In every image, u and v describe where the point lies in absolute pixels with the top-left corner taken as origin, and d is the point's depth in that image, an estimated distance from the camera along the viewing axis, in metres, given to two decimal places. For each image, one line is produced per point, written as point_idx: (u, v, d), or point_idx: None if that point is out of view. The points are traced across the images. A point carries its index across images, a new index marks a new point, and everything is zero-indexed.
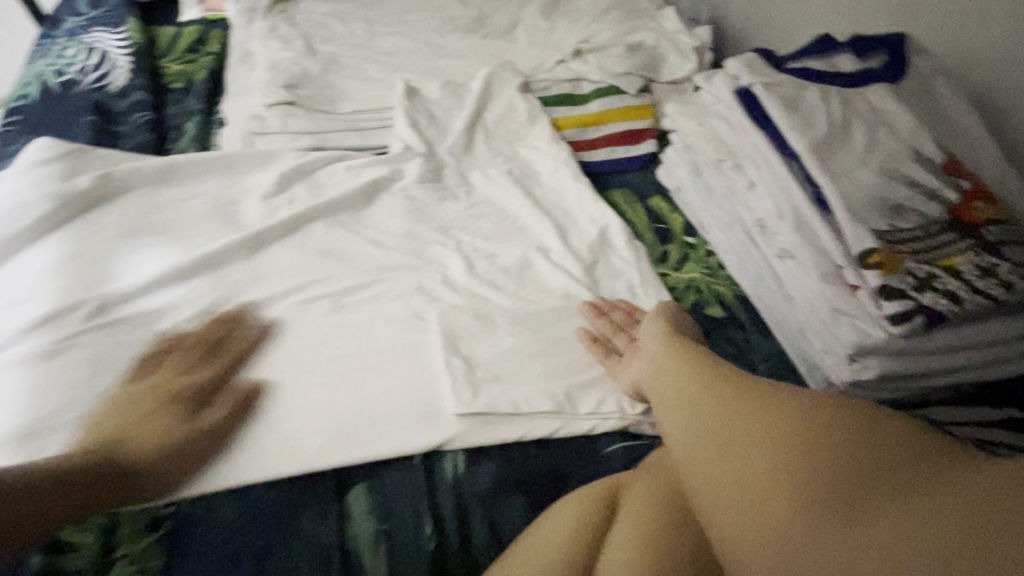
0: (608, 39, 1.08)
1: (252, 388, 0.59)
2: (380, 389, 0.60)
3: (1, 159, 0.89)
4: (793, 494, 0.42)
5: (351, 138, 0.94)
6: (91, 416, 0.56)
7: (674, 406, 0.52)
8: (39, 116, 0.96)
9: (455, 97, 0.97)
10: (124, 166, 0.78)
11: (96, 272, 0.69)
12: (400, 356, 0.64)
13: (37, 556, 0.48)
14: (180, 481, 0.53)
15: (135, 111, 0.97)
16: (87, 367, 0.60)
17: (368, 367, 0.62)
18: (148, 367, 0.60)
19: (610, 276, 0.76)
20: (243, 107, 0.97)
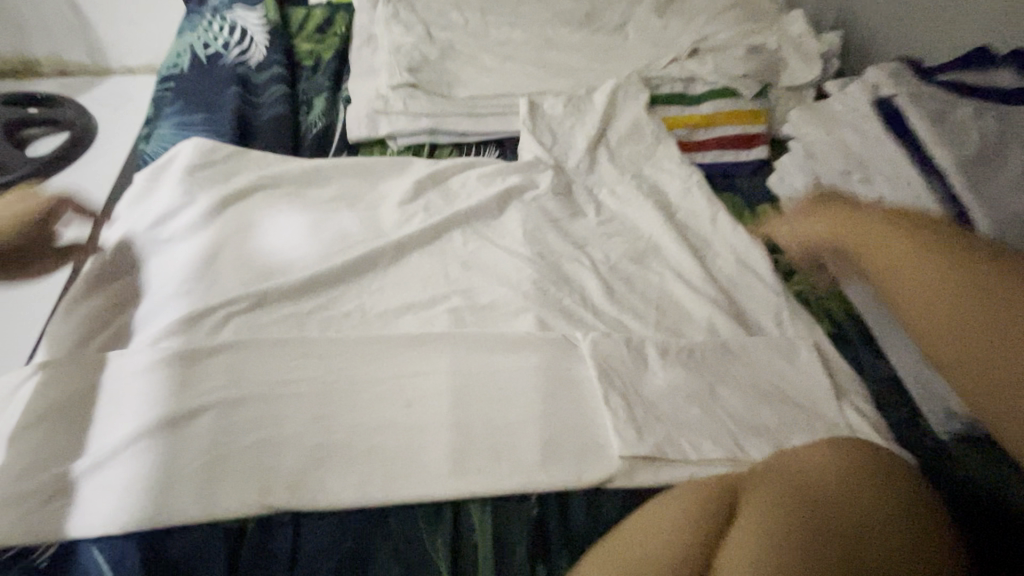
0: (727, 40, 1.06)
1: (408, 398, 0.60)
2: (532, 414, 0.59)
3: (159, 121, 1.00)
4: (970, 323, 0.53)
5: (464, 122, 0.97)
6: (258, 413, 0.58)
7: (889, 257, 0.62)
8: (189, 84, 1.06)
9: (577, 112, 0.98)
10: (275, 169, 0.82)
11: (256, 267, 0.71)
12: (549, 383, 0.62)
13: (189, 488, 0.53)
14: (330, 493, 0.53)
15: (271, 85, 1.05)
16: (246, 366, 0.61)
17: (516, 389, 0.61)
18: (299, 372, 0.61)
19: (725, 293, 0.75)
20: (367, 87, 1.03)
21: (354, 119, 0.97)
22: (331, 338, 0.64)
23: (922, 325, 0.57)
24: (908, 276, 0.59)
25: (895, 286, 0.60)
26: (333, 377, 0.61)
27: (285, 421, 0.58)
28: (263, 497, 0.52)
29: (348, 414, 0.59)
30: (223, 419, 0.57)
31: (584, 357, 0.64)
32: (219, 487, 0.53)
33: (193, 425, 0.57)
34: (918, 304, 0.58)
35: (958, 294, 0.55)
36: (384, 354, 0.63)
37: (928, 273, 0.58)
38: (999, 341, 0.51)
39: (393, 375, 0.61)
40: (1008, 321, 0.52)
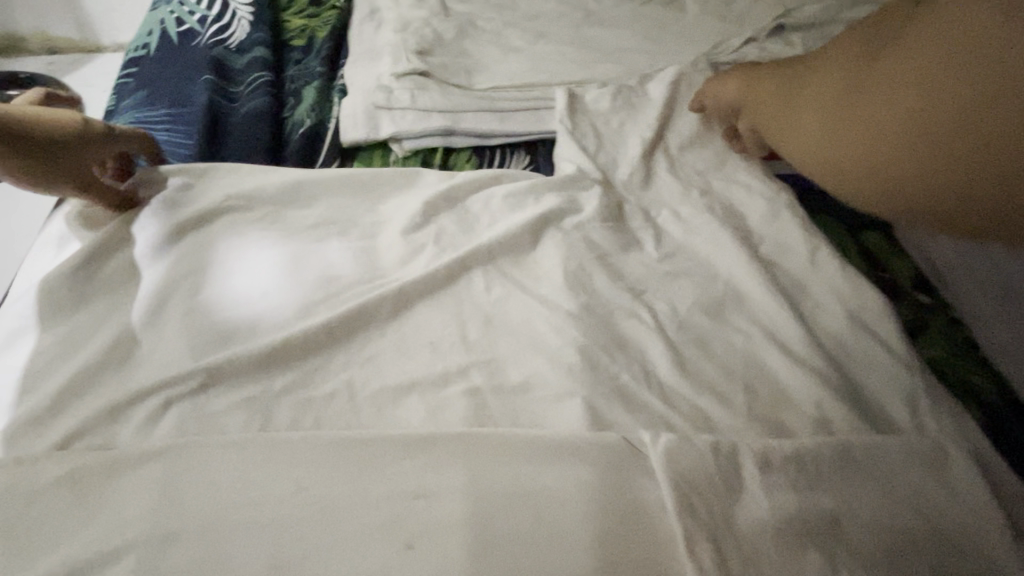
0: (818, 14, 0.84)
1: (410, 536, 0.43)
2: (585, 568, 0.42)
3: (117, 117, 0.82)
4: (915, 131, 0.45)
5: (487, 120, 0.78)
6: (199, 556, 0.41)
7: (801, 112, 0.55)
8: (155, 71, 0.88)
9: (628, 108, 0.78)
10: (247, 183, 0.65)
11: (214, 325, 0.54)
12: (607, 514, 0.44)
13: None
14: None
15: (253, 71, 0.87)
16: (187, 480, 0.44)
17: (561, 525, 0.43)
18: (258, 489, 0.44)
19: (835, 365, 0.56)
20: (368, 74, 0.84)
21: (350, 115, 0.78)
22: (307, 436, 0.47)
23: (819, 167, 0.53)
24: (814, 129, 0.53)
25: (821, 141, 0.52)
26: (305, 499, 0.44)
27: (237, 572, 0.41)
28: None
29: (324, 561, 0.42)
30: (151, 567, 0.41)
31: (654, 473, 0.46)
32: None
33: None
34: (839, 141, 0.51)
35: (903, 62, 0.46)
36: (378, 463, 0.46)
37: (834, 92, 0.52)
38: (972, 74, 0.42)
39: (390, 495, 0.44)
40: (986, 69, 0.41)
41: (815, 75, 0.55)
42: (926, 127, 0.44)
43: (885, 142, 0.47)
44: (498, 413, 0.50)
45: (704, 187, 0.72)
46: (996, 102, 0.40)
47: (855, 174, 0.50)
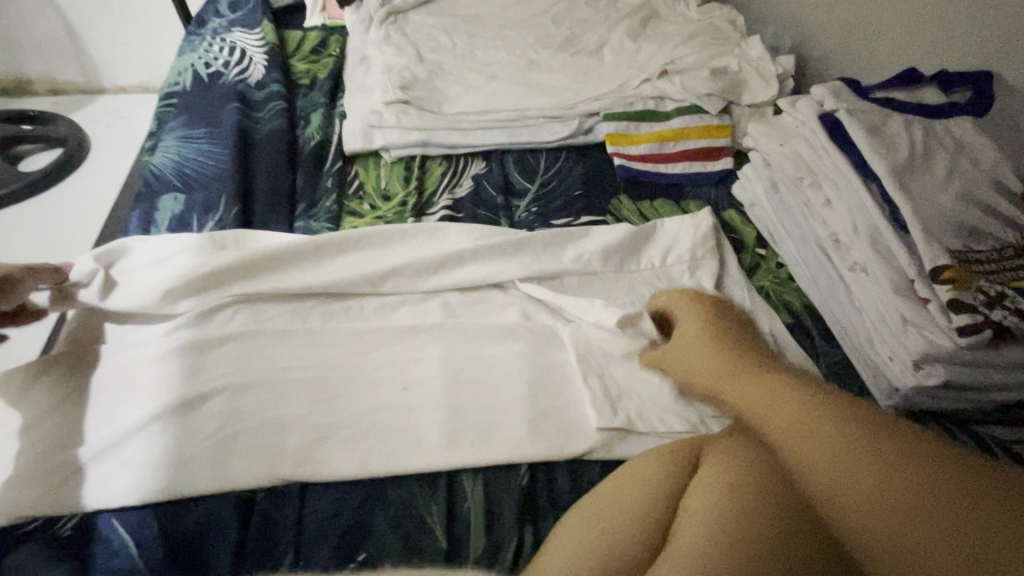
0: (693, 62, 1.15)
1: (405, 383, 0.65)
2: (518, 395, 0.65)
3: (162, 134, 1.05)
4: (932, 522, 0.41)
5: (454, 136, 1.05)
6: (266, 396, 0.63)
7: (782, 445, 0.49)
8: (191, 100, 1.12)
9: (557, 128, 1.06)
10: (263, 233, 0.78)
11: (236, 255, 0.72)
12: (535, 368, 0.68)
13: (206, 460, 0.58)
14: (331, 470, 0.58)
15: (271, 101, 1.11)
16: (245, 356, 0.66)
17: (504, 375, 0.67)
18: (300, 361, 0.66)
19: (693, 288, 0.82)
20: (363, 103, 1.10)
21: (349, 132, 1.03)
22: (331, 330, 0.69)
23: (839, 507, 0.45)
24: (824, 460, 0.46)
25: (818, 488, 0.46)
26: (334, 363, 0.66)
27: (290, 403, 0.63)
28: (272, 471, 0.57)
29: (349, 396, 0.64)
30: (234, 401, 0.63)
31: (564, 345, 0.70)
32: (233, 460, 0.58)
33: (204, 408, 0.62)
34: (839, 471, 0.45)
35: (851, 432, 0.47)
36: (381, 344, 0.69)
37: (844, 437, 0.47)
38: (942, 515, 0.41)
39: (391, 362, 0.67)
40: (950, 489, 0.42)
41: (810, 426, 0.48)
42: (942, 516, 0.41)
43: (867, 504, 0.44)
44: (462, 317, 0.74)
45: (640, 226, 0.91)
46: (975, 505, 0.41)
47: (851, 508, 0.44)
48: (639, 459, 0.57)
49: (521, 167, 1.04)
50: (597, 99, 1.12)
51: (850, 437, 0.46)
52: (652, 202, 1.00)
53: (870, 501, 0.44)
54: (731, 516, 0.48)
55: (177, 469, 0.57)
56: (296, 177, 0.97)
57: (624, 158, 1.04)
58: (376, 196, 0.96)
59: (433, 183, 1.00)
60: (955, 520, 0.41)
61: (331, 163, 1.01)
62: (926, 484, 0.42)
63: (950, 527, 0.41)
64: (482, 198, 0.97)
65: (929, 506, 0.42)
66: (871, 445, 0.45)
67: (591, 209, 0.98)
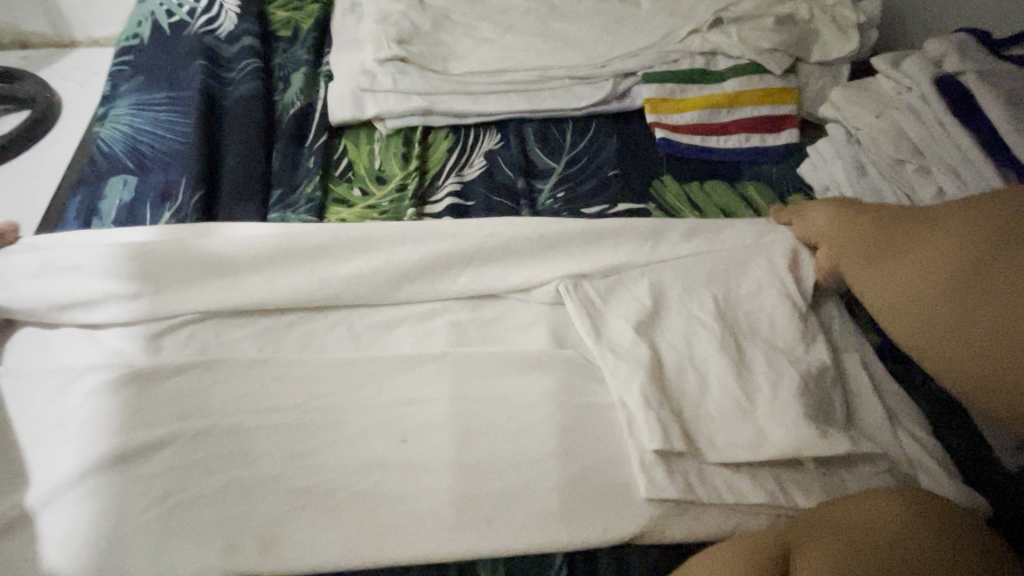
0: (754, 8, 0.95)
1: (406, 433, 0.51)
2: (548, 452, 0.51)
3: (114, 99, 0.88)
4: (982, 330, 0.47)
5: (462, 102, 0.87)
6: (225, 453, 0.49)
7: (865, 268, 0.57)
8: (149, 57, 0.93)
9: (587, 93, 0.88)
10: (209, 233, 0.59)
11: (196, 267, 0.57)
12: (569, 414, 0.53)
13: (147, 550, 0.44)
14: (310, 559, 0.45)
15: (244, 57, 0.93)
16: (196, 399, 0.52)
17: (530, 423, 0.52)
18: (268, 404, 0.52)
19: None
20: (353, 60, 0.91)
21: (336, 97, 0.85)
22: (310, 361, 0.54)
23: (896, 318, 0.54)
24: (895, 279, 0.53)
25: (886, 300, 0.54)
26: (313, 405, 0.52)
27: (257, 459, 0.49)
28: (231, 560, 0.44)
29: (332, 451, 0.50)
30: (184, 459, 0.48)
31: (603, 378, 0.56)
32: (182, 543, 0.45)
33: (147, 466, 0.48)
34: (892, 285, 0.54)
35: (938, 251, 0.52)
36: (374, 380, 0.54)
37: (923, 256, 0.52)
38: (998, 330, 0.47)
39: (385, 404, 0.53)
40: (1010, 307, 0.46)
41: (899, 252, 0.54)
42: (989, 326, 0.47)
43: (918, 307, 0.52)
44: (476, 340, 0.59)
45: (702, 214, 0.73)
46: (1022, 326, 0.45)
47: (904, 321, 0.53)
48: (710, 556, 0.45)
49: (543, 141, 0.86)
50: (636, 55, 0.93)
51: (923, 255, 0.52)
52: (702, 184, 0.83)
53: (926, 313, 0.51)
54: None
55: (112, 550, 0.44)
56: (273, 153, 0.80)
57: (668, 130, 0.86)
58: (369, 179, 0.80)
59: (437, 161, 0.83)
60: (1001, 336, 0.46)
61: (316, 135, 0.83)
62: (980, 297, 0.48)
63: (991, 356, 0.47)
64: (497, 180, 0.81)
65: (981, 351, 0.47)
66: (942, 262, 0.51)
67: (629, 194, 0.81)
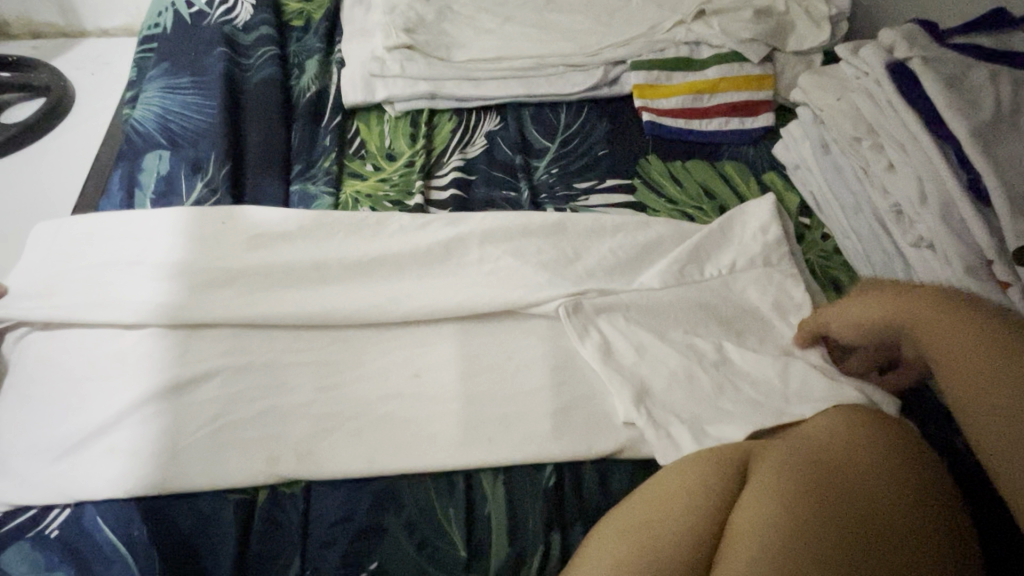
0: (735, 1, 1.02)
1: (417, 371, 0.59)
2: (542, 386, 0.59)
3: (141, 83, 0.95)
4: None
5: (465, 87, 0.94)
6: (262, 384, 0.57)
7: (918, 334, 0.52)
8: (173, 45, 1.00)
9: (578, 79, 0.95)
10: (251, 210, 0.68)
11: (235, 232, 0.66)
12: (560, 356, 0.61)
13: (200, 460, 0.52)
14: (337, 468, 0.53)
15: (261, 46, 0.99)
16: (234, 341, 0.59)
17: (526, 363, 0.60)
18: (299, 345, 0.60)
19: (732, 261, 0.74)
20: (363, 48, 0.98)
21: (349, 82, 0.93)
22: (331, 310, 0.61)
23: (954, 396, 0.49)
24: (953, 359, 0.49)
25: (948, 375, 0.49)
26: (338, 346, 0.60)
27: (290, 390, 0.57)
28: (271, 467, 0.52)
29: (355, 383, 0.58)
30: (229, 388, 0.56)
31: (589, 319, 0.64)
32: (227, 454, 0.52)
33: (199, 395, 0.56)
34: (945, 360, 0.50)
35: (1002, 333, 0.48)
36: (390, 326, 0.62)
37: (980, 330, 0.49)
38: None
39: (400, 348, 0.61)
40: None
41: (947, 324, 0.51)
42: None
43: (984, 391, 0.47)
44: None
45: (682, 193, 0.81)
46: None
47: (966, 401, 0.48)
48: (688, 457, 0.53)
49: (539, 123, 0.94)
50: (625, 45, 1.00)
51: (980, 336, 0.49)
52: (685, 163, 0.90)
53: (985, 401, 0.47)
54: (791, 524, 0.45)
55: (174, 456, 0.52)
56: (291, 133, 0.87)
57: (654, 114, 0.94)
58: (380, 156, 0.87)
59: (441, 141, 0.90)
60: None
61: (330, 117, 0.90)
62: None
63: None
64: (497, 158, 0.88)
65: None
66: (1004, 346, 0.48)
67: (617, 171, 0.89)
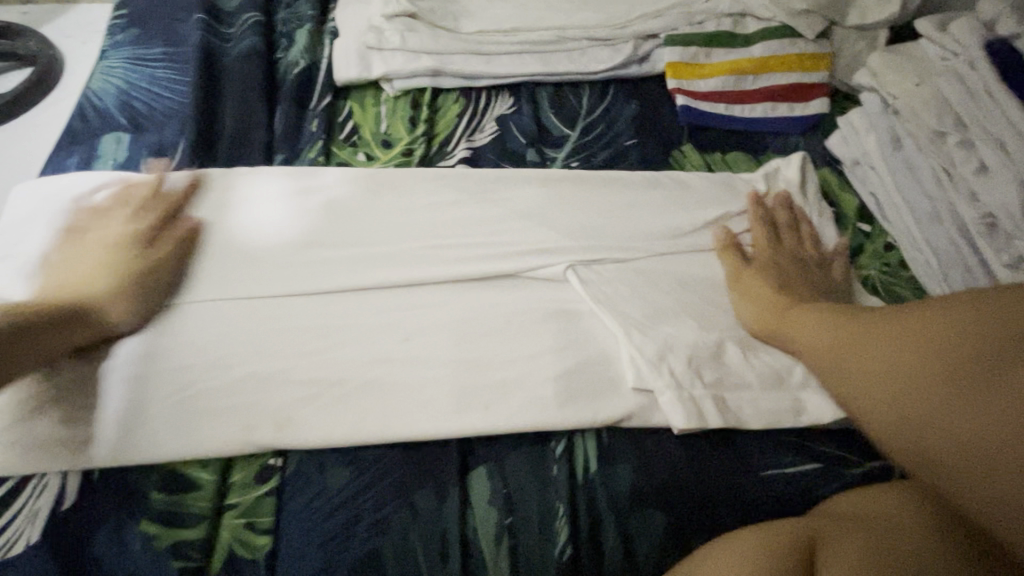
0: None
1: (410, 408, 0.49)
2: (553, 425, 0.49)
3: (105, 51, 0.83)
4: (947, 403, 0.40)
5: (474, 63, 0.82)
6: (220, 417, 0.48)
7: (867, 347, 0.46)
8: (145, 9, 0.88)
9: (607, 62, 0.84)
10: (224, 207, 0.58)
11: (207, 222, 0.57)
12: (579, 390, 0.51)
13: (145, 523, 0.44)
14: (309, 533, 0.45)
15: (244, 11, 0.88)
16: (187, 367, 0.50)
17: (536, 399, 0.50)
18: (267, 369, 0.50)
19: None
20: (360, 15, 0.86)
21: (342, 55, 0.81)
22: (305, 331, 0.53)
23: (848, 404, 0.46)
24: (835, 344, 0.48)
25: (845, 364, 0.47)
26: (314, 374, 0.50)
27: (251, 429, 0.47)
28: (235, 528, 0.45)
29: (330, 420, 0.49)
30: (181, 423, 0.47)
31: (605, 332, 0.54)
32: (181, 509, 0.45)
33: (147, 429, 0.47)
34: (862, 388, 0.45)
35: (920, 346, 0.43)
36: (376, 349, 0.52)
37: (891, 332, 0.45)
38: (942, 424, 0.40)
39: (387, 377, 0.51)
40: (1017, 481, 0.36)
41: (864, 342, 0.46)
42: (914, 408, 0.41)
43: (855, 390, 0.46)
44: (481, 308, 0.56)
45: None
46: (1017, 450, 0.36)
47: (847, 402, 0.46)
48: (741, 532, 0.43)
49: (557, 105, 0.82)
50: (658, 16, 0.87)
51: (903, 365, 0.43)
52: (724, 155, 0.79)
53: (865, 395, 0.45)
54: None
55: (126, 505, 0.45)
56: (275, 114, 0.77)
57: (691, 97, 0.81)
58: (375, 143, 0.76)
59: (446, 126, 0.79)
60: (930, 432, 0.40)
61: (320, 96, 0.79)
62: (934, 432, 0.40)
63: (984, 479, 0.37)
64: (507, 147, 0.77)
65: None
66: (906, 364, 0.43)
67: (646, 164, 0.77)
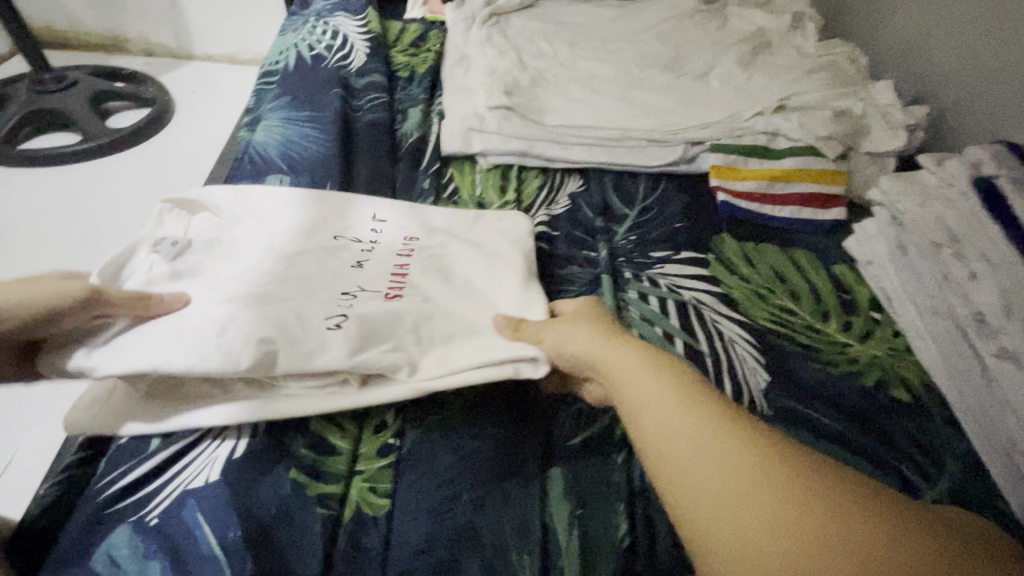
0: (814, 99, 1.07)
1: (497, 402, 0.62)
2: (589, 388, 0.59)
3: (258, 111, 1.04)
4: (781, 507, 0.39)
5: (553, 149, 1.01)
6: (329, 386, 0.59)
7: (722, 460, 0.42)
8: (291, 80, 1.11)
9: (663, 159, 1.03)
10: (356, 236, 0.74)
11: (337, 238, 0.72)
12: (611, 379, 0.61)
13: (292, 475, 0.55)
14: (419, 498, 0.55)
15: (371, 91, 1.09)
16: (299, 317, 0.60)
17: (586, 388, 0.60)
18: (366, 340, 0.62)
19: (785, 348, 0.77)
20: (465, 103, 1.07)
21: (448, 132, 1.00)
22: (425, 326, 0.63)
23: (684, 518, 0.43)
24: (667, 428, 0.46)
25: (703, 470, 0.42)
26: None
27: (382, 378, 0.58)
28: (364, 487, 0.56)
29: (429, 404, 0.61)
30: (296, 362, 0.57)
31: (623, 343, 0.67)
32: (322, 466, 0.56)
33: (285, 335, 0.57)
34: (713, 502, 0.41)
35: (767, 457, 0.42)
36: None
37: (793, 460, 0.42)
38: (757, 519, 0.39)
39: None
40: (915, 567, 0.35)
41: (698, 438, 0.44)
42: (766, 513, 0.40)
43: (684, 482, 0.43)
44: None
45: (755, 283, 0.86)
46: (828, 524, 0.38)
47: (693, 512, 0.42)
48: None
49: (619, 191, 1.00)
50: (705, 126, 1.06)
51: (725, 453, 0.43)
52: (757, 245, 0.93)
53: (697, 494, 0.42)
54: None
55: (278, 460, 0.56)
56: (393, 171, 0.95)
57: (729, 194, 0.98)
58: (471, 203, 0.93)
59: (529, 197, 0.97)
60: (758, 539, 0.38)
61: (428, 162, 0.98)
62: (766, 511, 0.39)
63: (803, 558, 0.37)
64: (578, 219, 0.93)
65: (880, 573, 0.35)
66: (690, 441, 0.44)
67: (691, 245, 0.92)
